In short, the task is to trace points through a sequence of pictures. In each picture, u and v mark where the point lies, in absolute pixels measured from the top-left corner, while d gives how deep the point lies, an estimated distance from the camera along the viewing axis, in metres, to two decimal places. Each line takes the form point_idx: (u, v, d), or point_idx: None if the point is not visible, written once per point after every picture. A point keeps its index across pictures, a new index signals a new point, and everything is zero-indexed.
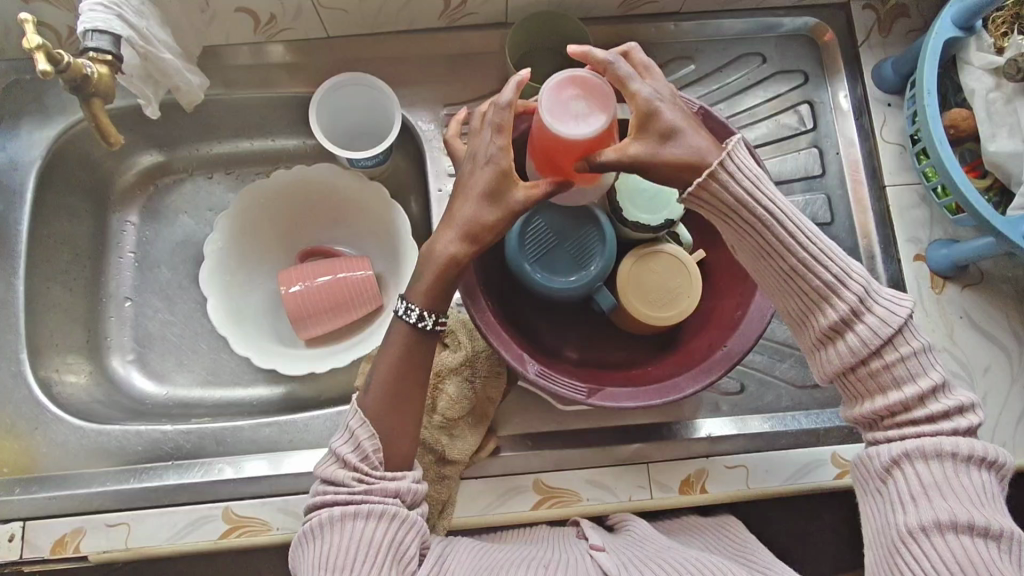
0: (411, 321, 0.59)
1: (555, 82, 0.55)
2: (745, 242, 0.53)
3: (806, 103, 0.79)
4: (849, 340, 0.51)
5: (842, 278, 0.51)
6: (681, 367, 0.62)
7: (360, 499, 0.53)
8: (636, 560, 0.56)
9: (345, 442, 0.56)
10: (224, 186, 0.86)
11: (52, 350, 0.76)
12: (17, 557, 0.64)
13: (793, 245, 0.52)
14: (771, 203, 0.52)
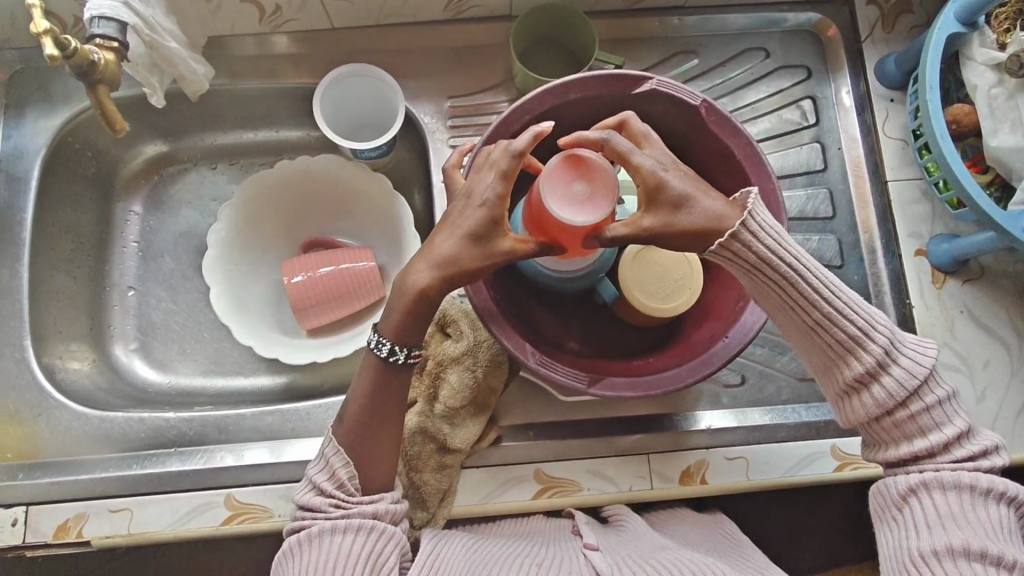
0: (383, 355, 0.59)
1: (555, 166, 0.54)
2: (772, 297, 0.54)
3: (808, 98, 0.79)
4: (875, 390, 0.53)
5: (866, 331, 0.53)
6: (682, 358, 0.62)
7: (339, 516, 0.55)
8: (629, 560, 0.57)
9: (319, 469, 0.58)
10: (228, 177, 0.87)
11: (56, 338, 0.76)
12: (21, 542, 0.64)
13: (819, 298, 0.53)
14: (794, 256, 0.53)
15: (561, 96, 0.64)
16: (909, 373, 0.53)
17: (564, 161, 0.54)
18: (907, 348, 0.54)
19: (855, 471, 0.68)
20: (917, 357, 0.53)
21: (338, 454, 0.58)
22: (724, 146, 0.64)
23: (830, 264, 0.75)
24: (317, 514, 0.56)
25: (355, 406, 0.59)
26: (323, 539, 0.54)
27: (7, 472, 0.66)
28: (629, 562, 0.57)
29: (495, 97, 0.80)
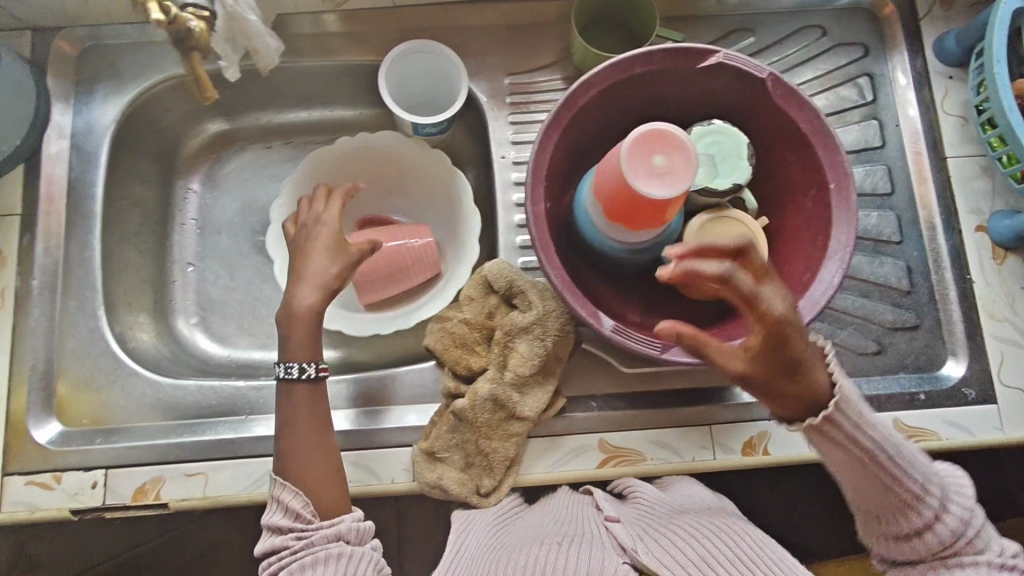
0: (294, 376, 0.62)
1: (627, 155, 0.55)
2: (841, 464, 0.54)
3: (865, 75, 0.79)
4: (933, 531, 0.54)
5: (928, 485, 0.54)
6: (751, 327, 0.63)
7: (301, 549, 0.58)
8: (649, 531, 0.62)
9: (274, 510, 0.61)
10: (283, 155, 0.88)
11: (124, 309, 0.77)
12: (100, 504, 0.66)
13: (891, 446, 0.53)
14: (874, 421, 0.53)
15: (628, 70, 0.63)
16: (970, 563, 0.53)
17: (635, 143, 0.55)
18: (954, 495, 0.55)
19: (916, 443, 0.69)
20: (964, 502, 0.55)
21: (289, 488, 0.60)
22: (789, 119, 0.64)
23: (889, 240, 0.75)
24: (285, 553, 0.58)
25: (294, 441, 0.62)
26: (311, 569, 0.57)
27: (84, 437, 0.68)
28: (648, 535, 0.62)
29: (552, 74, 0.80)
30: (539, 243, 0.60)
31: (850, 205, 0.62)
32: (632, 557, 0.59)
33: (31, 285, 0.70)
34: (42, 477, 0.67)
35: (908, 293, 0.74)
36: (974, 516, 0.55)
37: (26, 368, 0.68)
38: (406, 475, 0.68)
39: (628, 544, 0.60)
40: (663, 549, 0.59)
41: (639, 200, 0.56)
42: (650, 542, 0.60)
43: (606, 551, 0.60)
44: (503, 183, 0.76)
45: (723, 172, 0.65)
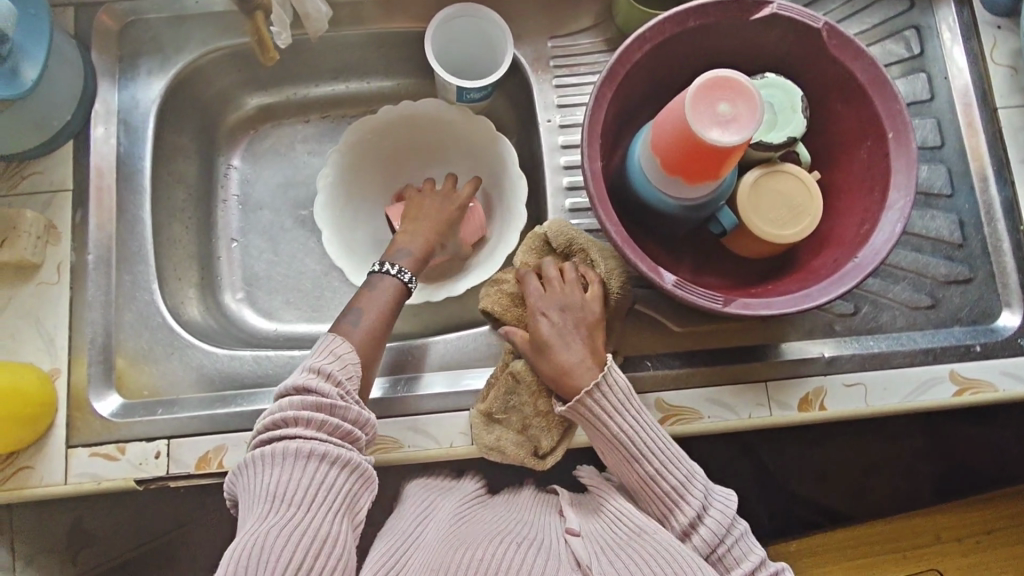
0: (400, 279, 0.70)
1: (696, 110, 0.55)
2: (613, 454, 0.63)
3: (912, 28, 0.78)
4: (697, 537, 0.59)
5: (641, 462, 0.61)
6: (809, 281, 0.63)
7: (339, 406, 0.58)
8: (608, 544, 0.60)
9: (329, 358, 0.61)
10: (321, 129, 0.88)
11: (175, 284, 0.78)
12: (165, 473, 0.67)
13: (652, 451, 0.61)
14: (643, 420, 0.62)
15: (680, 24, 0.63)
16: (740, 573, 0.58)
17: (695, 95, 0.55)
18: (718, 502, 0.61)
19: (975, 395, 0.69)
20: (728, 511, 0.60)
21: (349, 351, 0.63)
22: (845, 69, 0.64)
23: (940, 193, 0.75)
24: (320, 395, 0.58)
25: (379, 315, 0.67)
26: (312, 458, 0.55)
27: (146, 407, 0.69)
28: (606, 547, 0.60)
29: (593, 37, 0.79)
30: (598, 202, 0.60)
31: (909, 152, 0.61)
32: (583, 570, 0.57)
33: (87, 259, 0.71)
34: (106, 448, 0.67)
35: (960, 246, 0.73)
36: (735, 522, 0.60)
37: (86, 342, 0.69)
38: (464, 439, 0.69)
39: (582, 557, 0.59)
40: (616, 562, 0.57)
41: (701, 149, 0.56)
42: (606, 559, 0.58)
43: (558, 559, 0.58)
44: (550, 146, 0.76)
45: (778, 124, 0.64)
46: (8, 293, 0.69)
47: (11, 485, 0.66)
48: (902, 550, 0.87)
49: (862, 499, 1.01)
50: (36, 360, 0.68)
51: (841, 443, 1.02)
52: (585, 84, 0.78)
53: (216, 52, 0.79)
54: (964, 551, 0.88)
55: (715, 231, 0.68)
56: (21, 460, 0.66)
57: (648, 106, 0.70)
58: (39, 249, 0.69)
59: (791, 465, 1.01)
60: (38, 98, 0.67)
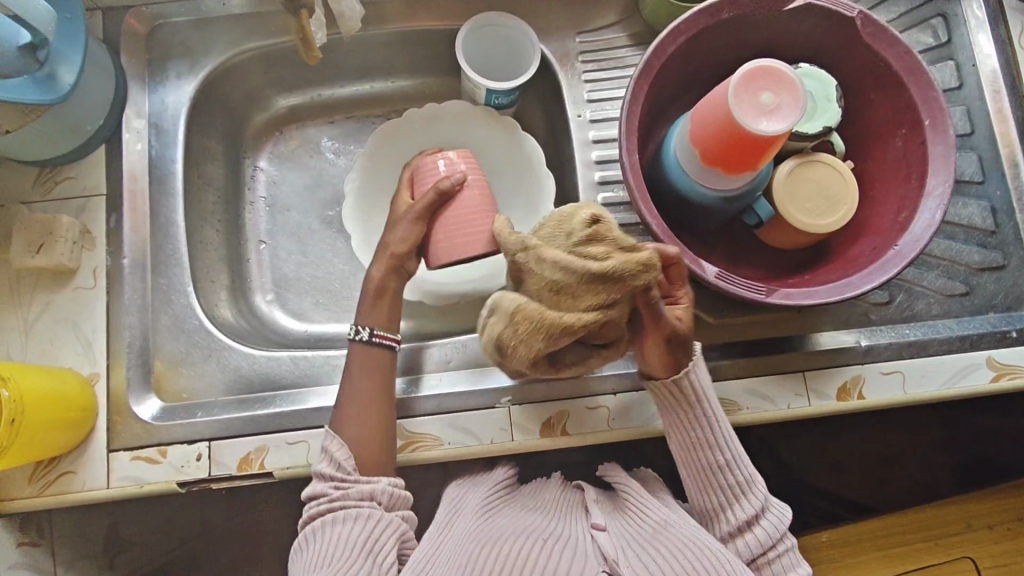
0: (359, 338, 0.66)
1: (744, 104, 0.55)
2: (682, 438, 0.65)
3: (939, 16, 0.78)
4: (747, 536, 0.62)
5: (720, 449, 0.64)
6: (848, 270, 0.63)
7: (339, 501, 0.60)
8: (637, 542, 0.60)
9: (323, 461, 0.63)
10: (346, 129, 0.88)
11: (208, 286, 0.78)
12: (207, 475, 0.67)
13: (725, 445, 0.64)
14: (717, 414, 0.64)
15: (714, 16, 0.63)
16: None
17: (737, 93, 0.55)
18: (774, 512, 0.64)
19: (1011, 380, 0.69)
20: (782, 523, 0.63)
21: (336, 439, 0.63)
22: (879, 58, 0.64)
23: (972, 180, 0.75)
24: (324, 500, 0.61)
25: (353, 393, 0.65)
26: (328, 527, 0.59)
27: (185, 410, 0.69)
28: (634, 545, 0.60)
29: (620, 31, 0.79)
30: (638, 195, 0.61)
31: (947, 139, 0.62)
32: (611, 565, 0.56)
33: (122, 263, 0.71)
34: (147, 451, 0.67)
35: (993, 233, 0.74)
36: (786, 535, 0.63)
37: (124, 345, 0.69)
38: (505, 436, 0.69)
39: (609, 551, 0.58)
40: (646, 562, 0.57)
41: (761, 140, 0.56)
42: (635, 555, 0.58)
43: (587, 556, 0.58)
44: (581, 141, 0.77)
45: (815, 113, 0.65)
46: (46, 298, 0.70)
47: (54, 490, 0.66)
48: (935, 538, 0.87)
49: (891, 489, 1.01)
50: (76, 365, 0.68)
51: (869, 433, 1.02)
52: (613, 79, 0.78)
53: (244, 55, 0.79)
54: (998, 538, 0.87)
55: (750, 222, 0.67)
56: (63, 465, 0.67)
57: (679, 99, 0.70)
58: (76, 254, 0.70)
59: (818, 456, 1.01)
60: (72, 103, 0.68)
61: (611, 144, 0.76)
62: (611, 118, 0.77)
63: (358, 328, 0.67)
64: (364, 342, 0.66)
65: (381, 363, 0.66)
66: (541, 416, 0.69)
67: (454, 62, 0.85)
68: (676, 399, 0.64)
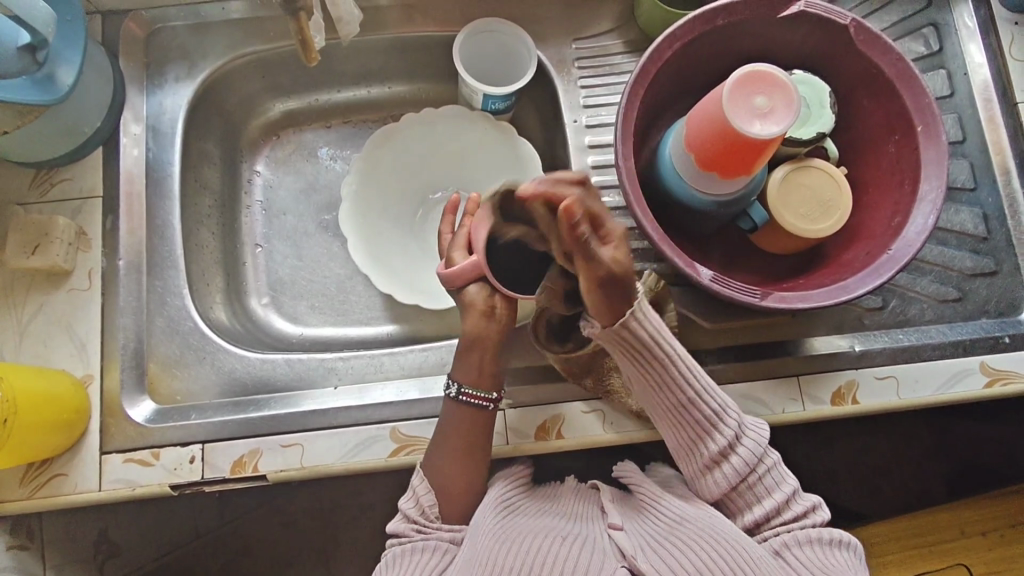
0: (450, 394, 0.64)
1: (732, 107, 0.56)
2: (648, 382, 0.61)
3: (930, 25, 0.78)
4: (729, 465, 0.61)
5: (700, 394, 0.61)
6: (843, 275, 0.64)
7: (419, 540, 0.62)
8: (653, 540, 0.59)
9: (408, 500, 0.65)
10: (343, 133, 0.88)
11: (203, 290, 0.77)
12: (199, 478, 0.67)
13: (688, 382, 0.61)
14: (679, 353, 0.60)
15: (709, 23, 0.64)
16: (769, 503, 0.61)
17: (731, 97, 0.56)
18: (750, 432, 0.63)
19: (1004, 386, 0.69)
20: (761, 440, 0.62)
21: (424, 483, 0.64)
22: (872, 64, 0.65)
23: (963, 186, 0.76)
24: (403, 539, 0.62)
25: (443, 447, 0.64)
26: (405, 559, 0.60)
27: (178, 412, 0.69)
28: (652, 543, 0.59)
29: (616, 38, 0.80)
30: (633, 198, 0.61)
31: (939, 145, 0.63)
32: (630, 561, 0.56)
33: (118, 265, 0.71)
34: (140, 454, 0.67)
35: (984, 240, 0.74)
36: (767, 452, 0.62)
37: (118, 349, 0.69)
38: (500, 439, 0.69)
39: (629, 550, 0.58)
40: (666, 560, 0.57)
41: (767, 141, 0.56)
42: (653, 551, 0.58)
43: (605, 555, 0.57)
44: (577, 146, 0.77)
45: (809, 119, 0.65)
46: (40, 299, 0.69)
47: (45, 493, 0.66)
48: (930, 545, 0.87)
49: (886, 495, 1.01)
50: (69, 367, 0.68)
51: (863, 440, 1.02)
52: (609, 85, 0.79)
53: (241, 58, 0.79)
54: (991, 546, 0.87)
55: (745, 227, 0.67)
56: (55, 467, 0.66)
57: (674, 104, 0.71)
58: (71, 255, 0.70)
59: (815, 462, 1.01)
60: (70, 106, 0.68)
61: (607, 149, 0.77)
62: (608, 123, 0.77)
63: (448, 384, 0.64)
64: (453, 400, 0.64)
65: (480, 427, 0.65)
66: (537, 420, 0.69)
67: (450, 67, 0.86)
68: (632, 350, 0.58)
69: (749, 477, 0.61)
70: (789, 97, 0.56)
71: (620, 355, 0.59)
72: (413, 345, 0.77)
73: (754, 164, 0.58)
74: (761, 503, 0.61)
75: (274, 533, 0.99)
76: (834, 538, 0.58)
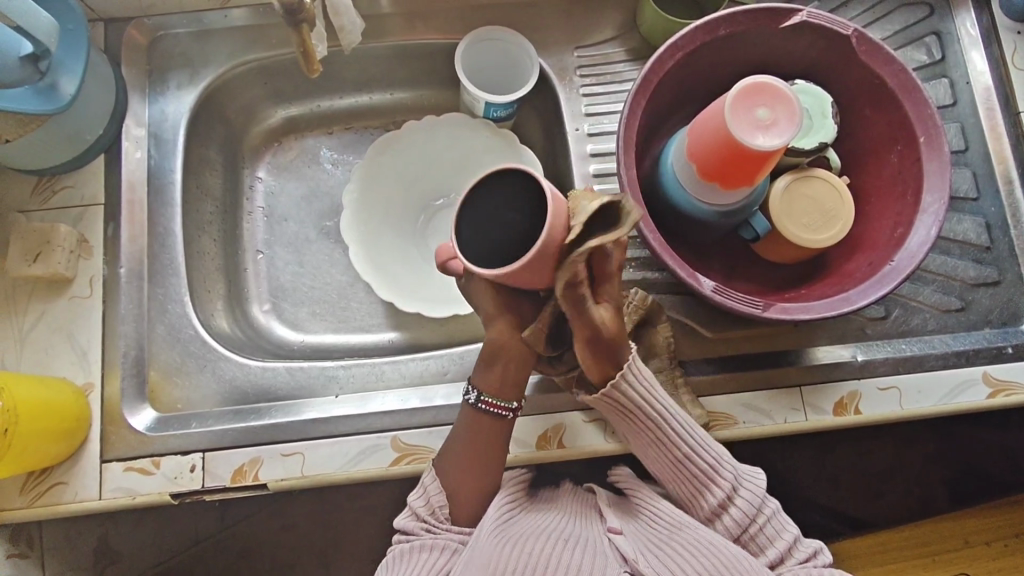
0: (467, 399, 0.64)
1: (733, 119, 0.55)
2: (642, 437, 0.63)
3: (932, 34, 0.78)
4: (728, 517, 0.61)
5: (693, 448, 0.63)
6: (845, 285, 0.64)
7: (428, 538, 0.61)
8: (653, 545, 0.59)
9: (418, 497, 0.64)
10: (344, 140, 0.88)
11: (205, 297, 0.77)
12: (200, 487, 0.67)
13: (681, 437, 0.63)
14: (668, 408, 0.62)
15: (712, 33, 0.64)
16: (773, 552, 0.60)
17: (733, 110, 0.56)
18: (747, 482, 0.63)
19: (1007, 396, 0.69)
20: (758, 489, 0.62)
21: (435, 484, 0.64)
22: (874, 75, 0.64)
23: (966, 196, 0.75)
24: (411, 537, 0.61)
25: (454, 449, 0.64)
26: (412, 555, 0.60)
27: (178, 420, 0.69)
28: (653, 547, 0.59)
29: (617, 46, 0.80)
30: (635, 209, 0.61)
31: (942, 156, 0.62)
32: (631, 565, 0.57)
33: (119, 272, 0.71)
34: (140, 462, 0.67)
35: (987, 249, 0.74)
36: (766, 500, 0.62)
37: (119, 357, 0.69)
38: None
39: (630, 555, 0.58)
40: (667, 565, 0.57)
41: (769, 152, 0.55)
42: (653, 555, 0.58)
43: (608, 559, 0.57)
44: (579, 155, 0.77)
45: (810, 130, 0.65)
46: (41, 306, 0.69)
47: (45, 501, 0.65)
48: (933, 554, 0.87)
49: (888, 503, 1.01)
50: (70, 375, 0.68)
51: (864, 448, 1.02)
52: (610, 93, 0.79)
53: (243, 66, 0.79)
54: (995, 555, 0.86)
55: (747, 237, 0.67)
56: (56, 475, 0.66)
57: (676, 113, 0.71)
58: (73, 263, 0.70)
59: (816, 470, 1.01)
60: (72, 115, 0.68)
61: (608, 157, 0.77)
62: (610, 132, 0.77)
63: (469, 389, 0.63)
64: (472, 406, 0.63)
65: (495, 432, 0.64)
66: (537, 429, 0.69)
67: (452, 75, 0.86)
68: (616, 406, 0.61)
69: (751, 526, 0.61)
70: (791, 110, 0.56)
71: (615, 416, 0.63)
72: (413, 353, 0.77)
73: (755, 175, 0.58)
74: (767, 552, 0.60)
75: (274, 540, 0.99)
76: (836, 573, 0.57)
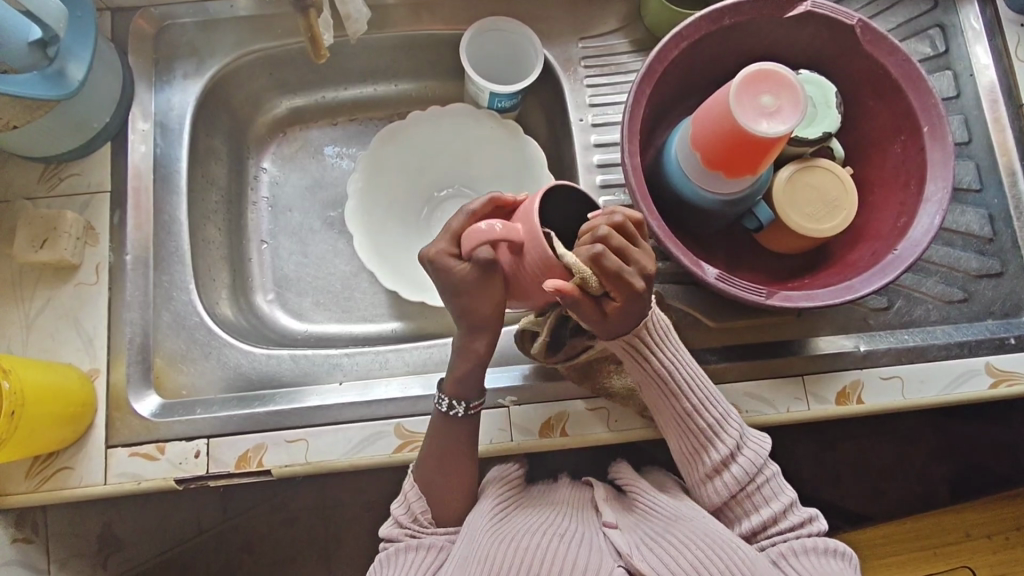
0: (444, 410, 0.63)
1: (738, 104, 0.56)
2: (653, 389, 0.62)
3: (936, 26, 0.78)
4: (727, 475, 0.62)
5: (703, 403, 0.63)
6: (849, 274, 0.64)
7: (415, 542, 0.62)
8: (648, 538, 0.59)
9: (400, 505, 0.65)
10: (349, 131, 0.88)
11: (209, 286, 0.78)
12: (205, 472, 0.67)
13: (692, 390, 0.63)
14: (683, 360, 0.62)
15: (717, 23, 0.64)
16: (767, 512, 0.61)
17: (738, 95, 0.56)
18: (750, 444, 0.63)
19: (1009, 387, 0.69)
20: (761, 451, 0.63)
21: (415, 490, 0.65)
22: (879, 65, 0.65)
23: (969, 187, 0.76)
24: (397, 543, 0.62)
25: (431, 456, 0.64)
26: (400, 558, 0.61)
27: (183, 407, 0.69)
28: (646, 541, 0.59)
29: (622, 37, 0.80)
30: (639, 195, 0.61)
31: (946, 145, 0.63)
32: (627, 561, 0.56)
33: (125, 259, 0.71)
34: (145, 448, 0.67)
35: (990, 241, 0.74)
36: (767, 463, 0.63)
37: (125, 342, 0.69)
38: (504, 436, 0.69)
39: (624, 549, 0.57)
40: (662, 558, 0.57)
41: (771, 140, 0.56)
42: (648, 550, 0.58)
43: (602, 553, 0.57)
44: (582, 145, 0.77)
45: (815, 119, 0.65)
46: (48, 293, 0.70)
47: (51, 486, 0.66)
48: (934, 547, 0.87)
49: (889, 497, 1.01)
50: (76, 361, 0.68)
51: (866, 442, 1.02)
52: (615, 83, 0.79)
53: (249, 55, 0.79)
54: (996, 548, 0.86)
55: (750, 227, 0.67)
56: (61, 460, 0.66)
57: (681, 104, 0.71)
58: (79, 250, 0.70)
59: (817, 464, 1.01)
60: (79, 101, 0.68)
61: (612, 148, 0.77)
62: (614, 123, 0.78)
63: (442, 400, 0.63)
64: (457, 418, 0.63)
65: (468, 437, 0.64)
66: (540, 418, 0.69)
67: (457, 66, 0.86)
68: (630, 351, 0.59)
69: (746, 486, 0.62)
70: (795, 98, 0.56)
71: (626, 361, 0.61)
72: (416, 342, 0.78)
73: (758, 162, 0.58)
74: (759, 513, 0.61)
75: (275, 531, 0.99)
76: (828, 547, 0.58)
